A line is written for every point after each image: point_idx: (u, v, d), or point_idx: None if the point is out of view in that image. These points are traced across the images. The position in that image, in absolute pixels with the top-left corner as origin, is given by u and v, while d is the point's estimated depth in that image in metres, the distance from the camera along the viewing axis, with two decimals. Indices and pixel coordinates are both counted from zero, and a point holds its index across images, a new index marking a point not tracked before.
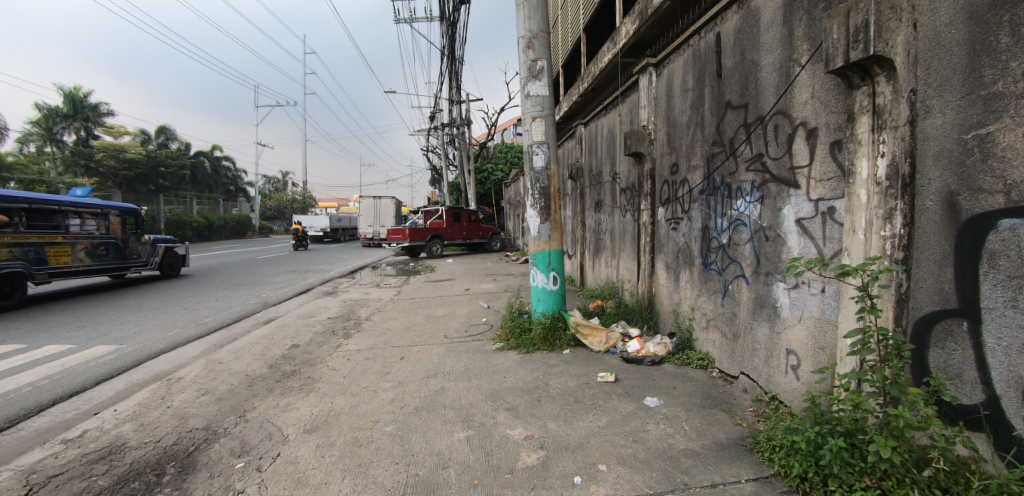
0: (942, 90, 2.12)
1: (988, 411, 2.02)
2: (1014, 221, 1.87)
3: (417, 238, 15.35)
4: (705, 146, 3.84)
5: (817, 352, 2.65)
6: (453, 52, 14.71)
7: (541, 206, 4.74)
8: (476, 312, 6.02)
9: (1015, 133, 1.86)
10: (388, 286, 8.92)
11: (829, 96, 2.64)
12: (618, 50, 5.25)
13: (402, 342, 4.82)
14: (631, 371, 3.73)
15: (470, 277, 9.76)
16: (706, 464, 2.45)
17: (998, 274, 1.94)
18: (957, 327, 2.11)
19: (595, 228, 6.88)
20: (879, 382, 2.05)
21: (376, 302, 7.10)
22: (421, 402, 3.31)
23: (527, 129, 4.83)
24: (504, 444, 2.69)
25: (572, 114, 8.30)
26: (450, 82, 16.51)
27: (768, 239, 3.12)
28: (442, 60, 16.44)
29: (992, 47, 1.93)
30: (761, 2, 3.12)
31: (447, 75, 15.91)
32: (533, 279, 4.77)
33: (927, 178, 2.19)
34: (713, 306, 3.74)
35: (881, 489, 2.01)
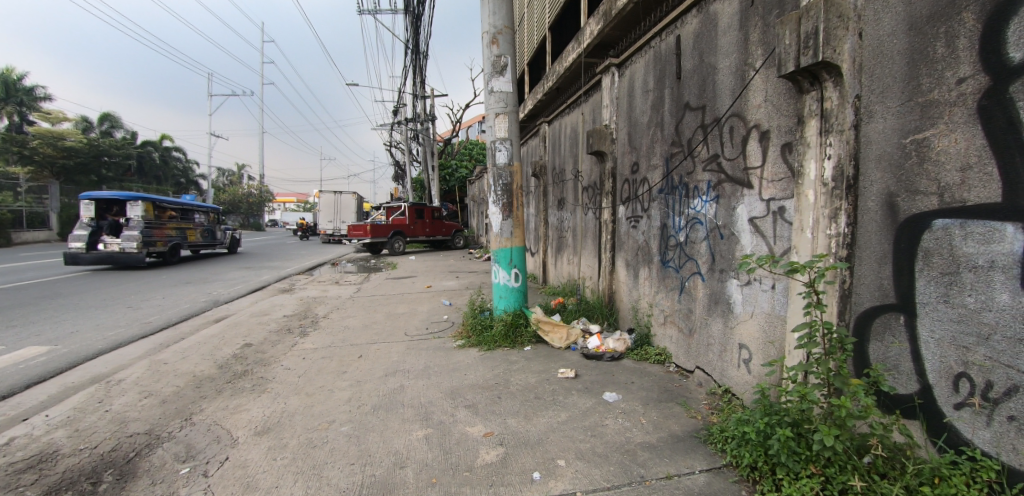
0: (884, 96, 2.24)
1: (922, 400, 2.14)
2: (947, 221, 1.99)
3: (379, 235, 15.06)
4: (664, 146, 3.92)
5: (767, 346, 2.74)
6: (418, 47, 14.54)
7: (503, 203, 4.72)
8: (438, 310, 5.94)
9: (948, 138, 1.98)
10: (347, 283, 8.69)
11: (780, 100, 2.74)
12: (583, 49, 5.28)
13: (360, 340, 4.70)
14: (591, 367, 3.76)
15: (431, 274, 9.64)
16: (662, 456, 2.49)
17: (931, 271, 2.06)
18: (894, 321, 2.23)
19: (558, 226, 6.92)
20: (824, 374, 2.13)
21: (334, 299, 6.90)
22: (378, 400, 3.23)
23: (490, 125, 4.80)
24: (463, 442, 2.65)
25: (535, 113, 8.33)
26: (414, 77, 16.35)
27: (723, 237, 3.21)
28: (405, 54, 16.27)
29: (929, 57, 2.04)
30: (719, 7, 3.22)
31: (412, 69, 15.76)
32: (495, 276, 4.75)
33: (869, 180, 2.31)
34: (671, 302, 3.82)
35: (824, 476, 2.09)
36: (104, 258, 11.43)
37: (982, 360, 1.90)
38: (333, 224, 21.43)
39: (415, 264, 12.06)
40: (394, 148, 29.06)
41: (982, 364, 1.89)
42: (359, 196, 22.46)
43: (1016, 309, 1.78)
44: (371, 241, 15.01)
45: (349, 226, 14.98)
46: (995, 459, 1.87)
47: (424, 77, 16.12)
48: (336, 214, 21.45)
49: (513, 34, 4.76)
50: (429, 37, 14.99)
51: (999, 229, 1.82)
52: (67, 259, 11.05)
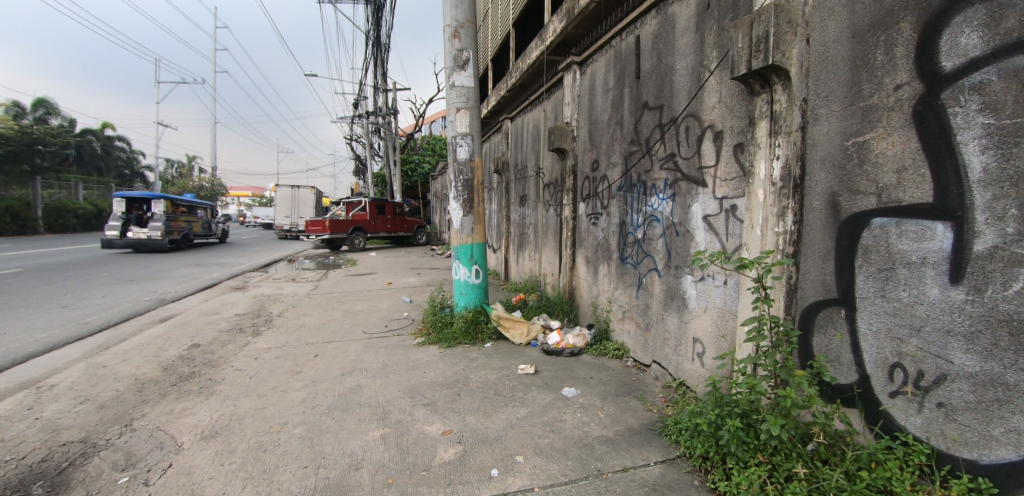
0: (829, 100, 2.34)
1: (860, 389, 2.25)
2: (884, 219, 2.11)
3: (338, 231, 14.67)
4: (624, 144, 3.99)
5: (719, 340, 2.82)
6: (379, 38, 14.23)
7: (464, 199, 4.68)
8: (398, 307, 5.84)
9: (887, 141, 2.09)
10: (304, 280, 8.41)
11: (733, 101, 2.84)
12: (546, 47, 5.29)
13: (315, 339, 4.55)
14: (551, 362, 3.78)
15: (392, 270, 9.47)
16: (619, 449, 2.53)
17: (870, 267, 2.17)
18: (836, 314, 2.35)
19: (519, 223, 6.95)
20: (771, 366, 2.21)
21: (290, 297, 6.66)
22: (334, 400, 3.14)
23: (451, 120, 4.75)
24: (421, 441, 2.61)
25: (498, 109, 8.31)
26: (375, 69, 15.99)
27: (678, 234, 3.29)
28: (367, 45, 15.92)
29: (870, 64, 2.15)
30: (677, 9, 3.29)
31: (373, 60, 15.41)
32: (456, 273, 4.71)
33: (814, 180, 2.42)
34: (629, 298, 3.89)
35: (771, 464, 2.17)
36: (132, 244, 13.87)
37: (915, 351, 2.01)
38: (290, 219, 20.69)
39: (375, 260, 11.81)
40: (355, 142, 28.41)
41: (915, 354, 2.01)
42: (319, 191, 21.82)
43: (945, 303, 1.90)
44: (331, 237, 14.61)
45: (307, 222, 14.50)
46: (925, 443, 1.99)
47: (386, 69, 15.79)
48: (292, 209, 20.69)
49: (475, 29, 4.72)
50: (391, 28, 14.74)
51: (931, 227, 1.94)
52: (105, 243, 13.57)
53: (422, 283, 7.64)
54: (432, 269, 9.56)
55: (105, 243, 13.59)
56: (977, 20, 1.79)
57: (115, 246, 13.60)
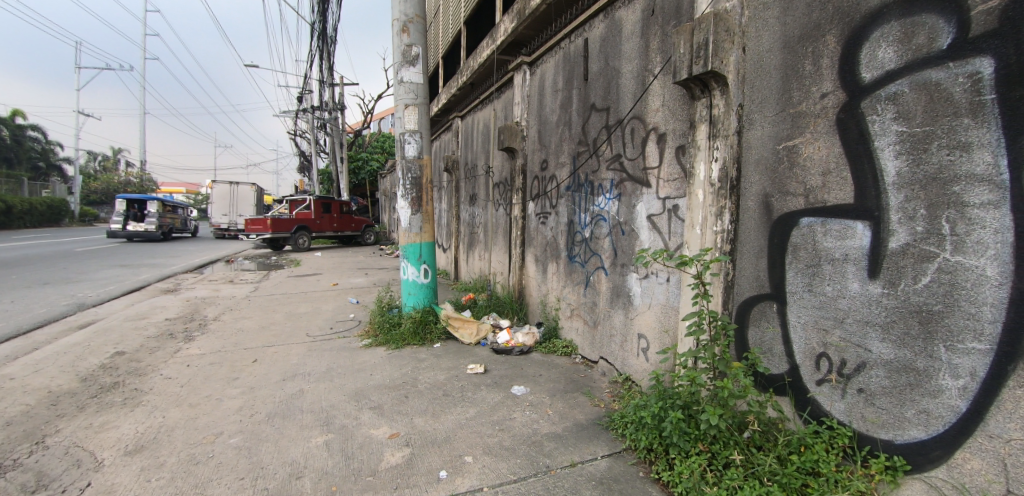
0: (762, 106, 2.48)
1: (791, 378, 2.40)
2: (810, 219, 2.26)
3: (281, 230, 14.03)
4: (572, 145, 4.05)
5: (662, 335, 2.93)
6: (325, 30, 13.77)
7: (413, 197, 4.60)
8: (343, 308, 5.66)
9: (814, 146, 2.23)
10: (242, 282, 7.97)
11: (675, 105, 2.94)
12: (497, 46, 5.28)
13: (254, 343, 4.32)
14: (500, 361, 3.79)
15: (338, 271, 9.17)
16: (567, 445, 2.57)
17: (799, 263, 2.32)
18: (769, 308, 2.49)
19: (469, 222, 6.91)
20: (710, 359, 2.30)
21: (226, 300, 6.30)
22: (273, 407, 2.99)
23: (399, 117, 4.64)
24: (367, 445, 2.53)
25: (449, 107, 8.21)
26: (321, 63, 15.46)
27: (624, 232, 3.38)
28: (312, 38, 15.41)
29: (800, 73, 2.29)
30: (624, 14, 3.39)
31: (318, 53, 14.91)
32: (404, 272, 4.62)
33: (749, 182, 2.55)
34: (577, 296, 3.96)
35: (711, 452, 2.27)
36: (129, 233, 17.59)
37: (838, 341, 2.17)
38: (228, 217, 19.58)
39: (320, 260, 11.39)
40: (300, 138, 27.35)
41: (839, 344, 2.16)
42: (261, 188, 20.83)
43: (864, 296, 2.06)
44: (273, 236, 13.96)
45: (246, 221, 13.70)
46: (848, 426, 2.14)
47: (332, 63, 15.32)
48: (231, 207, 19.54)
49: (424, 24, 4.65)
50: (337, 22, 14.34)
51: (852, 227, 2.10)
52: (107, 234, 16.79)
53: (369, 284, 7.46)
54: (379, 270, 9.32)
55: (112, 233, 17.17)
56: (892, 35, 1.94)
57: (117, 235, 17.26)
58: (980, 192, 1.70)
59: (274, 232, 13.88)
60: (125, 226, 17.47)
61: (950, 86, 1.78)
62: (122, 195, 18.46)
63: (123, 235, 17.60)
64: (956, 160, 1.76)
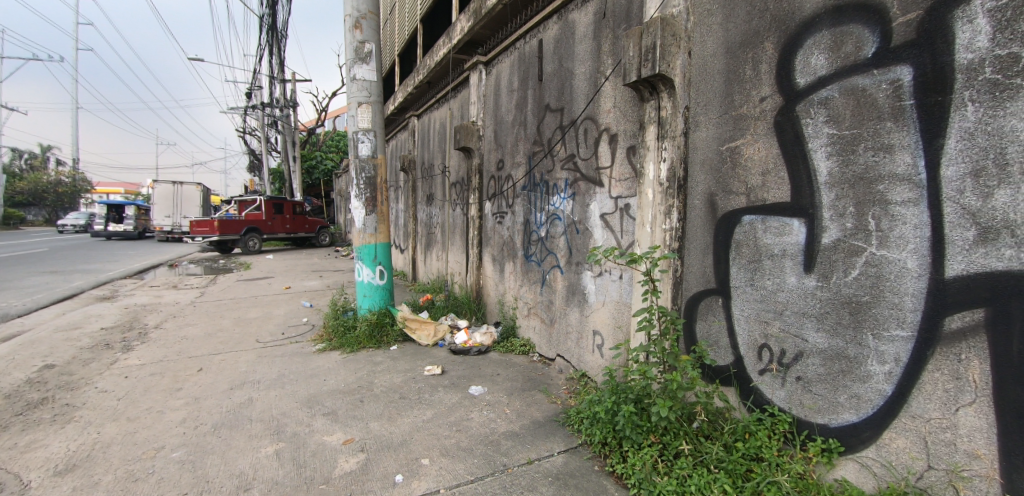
0: (707, 109, 2.58)
1: (736, 369, 2.51)
2: (751, 216, 2.37)
3: (229, 232, 13.42)
4: (527, 144, 4.08)
5: (616, 331, 2.99)
6: (275, 24, 13.30)
7: (367, 197, 4.50)
8: (296, 312, 5.48)
9: (754, 147, 2.34)
10: (188, 287, 7.58)
11: (625, 106, 3.02)
12: (453, 45, 5.25)
13: (199, 351, 4.12)
14: (458, 362, 3.77)
15: (291, 274, 8.87)
16: (524, 443, 2.59)
17: (742, 259, 2.43)
18: (715, 303, 2.60)
19: (427, 222, 6.84)
20: (660, 353, 2.38)
21: (169, 306, 5.98)
22: (220, 418, 2.86)
23: (352, 115, 4.54)
24: (320, 453, 2.46)
25: (405, 106, 8.09)
26: (271, 57, 14.89)
27: (578, 231, 3.44)
28: (260, 31, 14.83)
29: (741, 77, 2.40)
30: (577, 16, 3.44)
31: (267, 47, 14.35)
32: (359, 274, 4.52)
33: (695, 181, 2.65)
34: (533, 295, 4.00)
35: (662, 443, 2.34)
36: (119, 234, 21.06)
37: (778, 332, 2.28)
38: (170, 218, 18.51)
39: (272, 263, 10.98)
40: (250, 136, 26.34)
41: (779, 335, 2.28)
42: (207, 189, 19.90)
43: (800, 289, 2.18)
44: (220, 239, 13.34)
45: (190, 221, 13.02)
46: (788, 412, 2.26)
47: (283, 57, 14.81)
48: (174, 208, 18.48)
49: (378, 21, 4.57)
50: (288, 16, 13.87)
51: (789, 224, 2.21)
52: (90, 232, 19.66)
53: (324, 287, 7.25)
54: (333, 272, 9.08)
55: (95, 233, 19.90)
56: (823, 44, 2.06)
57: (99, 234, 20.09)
58: (901, 191, 1.83)
59: (222, 233, 13.25)
60: (106, 227, 20.39)
61: (874, 92, 1.90)
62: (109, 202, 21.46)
63: (106, 234, 20.77)
64: (880, 161, 1.89)
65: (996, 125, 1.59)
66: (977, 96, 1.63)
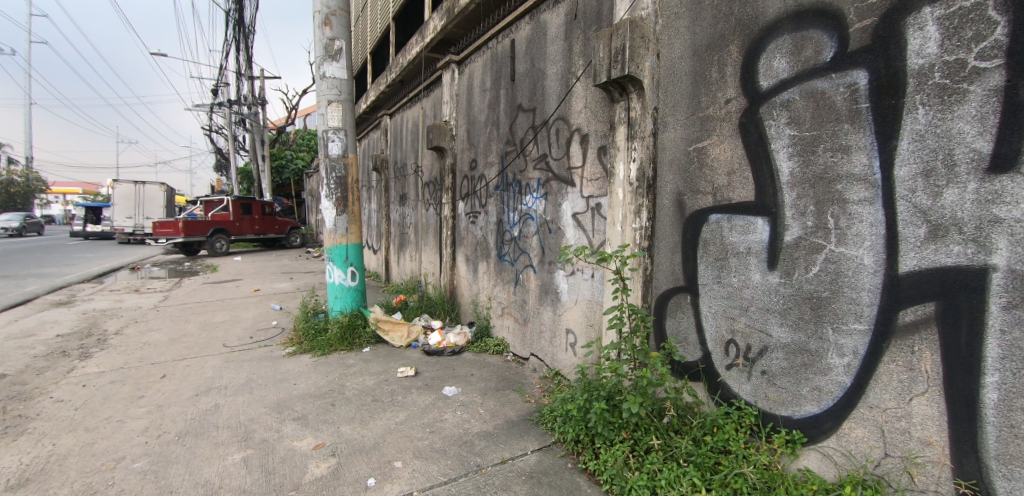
0: (675, 110, 2.62)
1: (704, 365, 2.57)
2: (718, 215, 2.43)
3: (195, 234, 13.01)
4: (500, 144, 4.09)
5: (588, 329, 3.03)
6: (242, 19, 12.96)
7: (337, 197, 4.43)
8: (265, 316, 5.36)
9: (720, 147, 2.40)
10: (151, 291, 7.33)
11: (596, 107, 3.05)
12: (426, 43, 5.20)
13: (162, 358, 3.98)
14: (431, 363, 3.75)
15: (260, 276, 8.66)
16: (498, 443, 2.59)
17: (709, 257, 2.49)
18: (684, 300, 2.65)
19: (400, 223, 6.77)
20: (630, 350, 2.42)
21: (130, 311, 5.76)
22: (185, 426, 2.77)
23: (322, 113, 4.45)
24: (289, 459, 2.42)
25: (377, 105, 7.98)
26: (238, 54, 14.51)
27: (551, 231, 3.46)
28: (226, 26, 14.39)
29: (708, 79, 2.45)
30: (548, 17, 3.46)
31: (234, 42, 13.93)
32: (330, 276, 4.46)
33: (664, 181, 2.70)
34: (507, 294, 4.01)
35: (633, 438, 2.38)
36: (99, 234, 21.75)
37: (744, 327, 2.35)
38: (131, 219, 17.79)
39: (241, 265, 10.70)
40: (217, 134, 25.64)
41: (744, 331, 2.35)
42: (171, 189, 19.25)
43: (764, 285, 2.25)
44: (185, 240, 12.92)
45: (155, 222, 12.42)
46: (754, 406, 2.32)
47: (251, 53, 14.41)
48: (136, 208, 17.76)
49: (348, 18, 4.50)
50: (256, 11, 13.52)
51: (753, 222, 2.28)
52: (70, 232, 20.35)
53: (294, 289, 7.11)
54: (304, 273, 8.90)
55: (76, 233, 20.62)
56: (784, 48, 2.13)
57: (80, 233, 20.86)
58: (858, 190, 1.90)
59: (188, 235, 12.83)
60: (86, 227, 21.18)
61: (832, 95, 1.97)
62: (87, 204, 22.00)
63: (86, 234, 21.49)
64: (838, 161, 1.96)
65: (945, 128, 1.67)
66: (927, 100, 1.71)
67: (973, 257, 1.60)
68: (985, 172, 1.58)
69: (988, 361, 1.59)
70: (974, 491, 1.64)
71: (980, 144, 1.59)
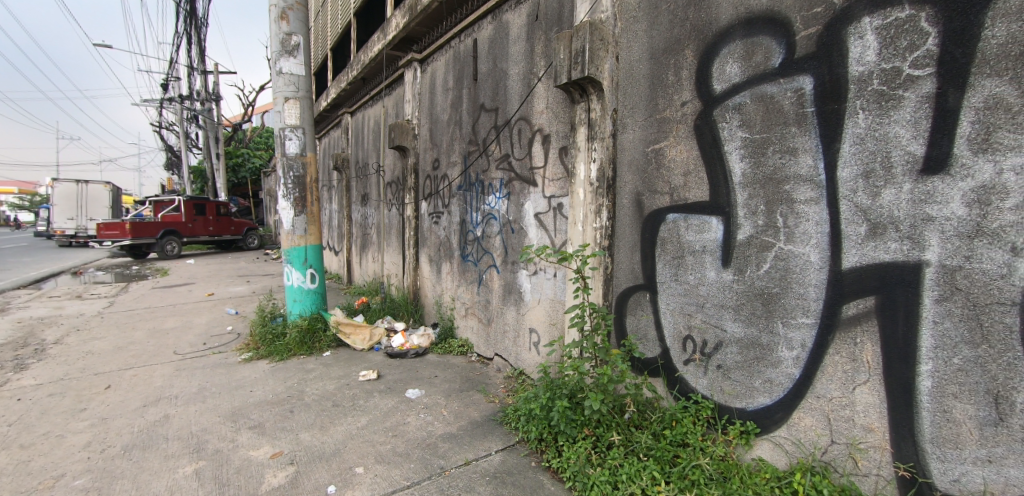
0: (634, 111, 2.68)
1: (663, 360, 2.64)
2: (674, 215, 2.50)
3: (144, 236, 12.37)
4: (463, 144, 4.07)
5: (551, 328, 3.06)
6: (193, 10, 12.39)
7: (296, 197, 4.31)
8: (219, 321, 5.16)
9: (677, 149, 2.46)
10: (95, 297, 6.93)
11: (557, 107, 3.08)
12: (387, 41, 5.11)
13: (107, 367, 3.77)
14: (394, 365, 3.71)
15: (214, 280, 8.33)
16: (461, 444, 2.59)
17: (667, 256, 2.55)
18: (643, 298, 2.71)
19: (362, 223, 6.64)
20: (591, 348, 2.46)
21: (71, 319, 5.42)
22: (131, 439, 2.64)
23: (278, 110, 4.32)
24: (244, 469, 2.34)
25: (338, 103, 7.80)
26: (190, 47, 13.88)
27: (513, 231, 3.48)
28: (175, 18, 13.72)
29: (665, 82, 2.51)
30: (510, 17, 3.47)
31: (183, 35, 13.29)
32: (287, 278, 4.34)
33: (623, 182, 2.75)
34: (470, 295, 4.00)
35: (595, 435, 2.42)
36: None
37: (700, 323, 2.42)
38: (74, 221, 16.71)
39: (195, 268, 10.24)
40: (167, 131, 24.47)
41: (701, 326, 2.42)
42: (117, 189, 18.26)
43: (719, 282, 2.32)
44: (134, 242, 12.28)
45: (98, 224, 11.91)
46: (710, 399, 2.40)
47: (203, 47, 13.80)
48: (78, 208, 16.73)
49: (306, 13, 4.38)
50: (208, 3, 12.96)
51: (708, 221, 2.35)
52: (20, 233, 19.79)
53: (250, 293, 6.86)
54: (262, 276, 8.61)
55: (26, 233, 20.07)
56: (736, 53, 2.20)
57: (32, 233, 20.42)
58: (805, 190, 1.99)
59: (135, 237, 12.22)
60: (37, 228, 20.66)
61: (781, 99, 2.05)
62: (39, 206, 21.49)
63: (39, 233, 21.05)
64: (786, 162, 2.05)
65: (882, 131, 1.76)
66: (867, 105, 1.80)
67: (909, 253, 1.70)
68: (918, 174, 1.68)
69: (922, 350, 1.70)
70: (911, 473, 1.75)
71: (914, 147, 1.69)
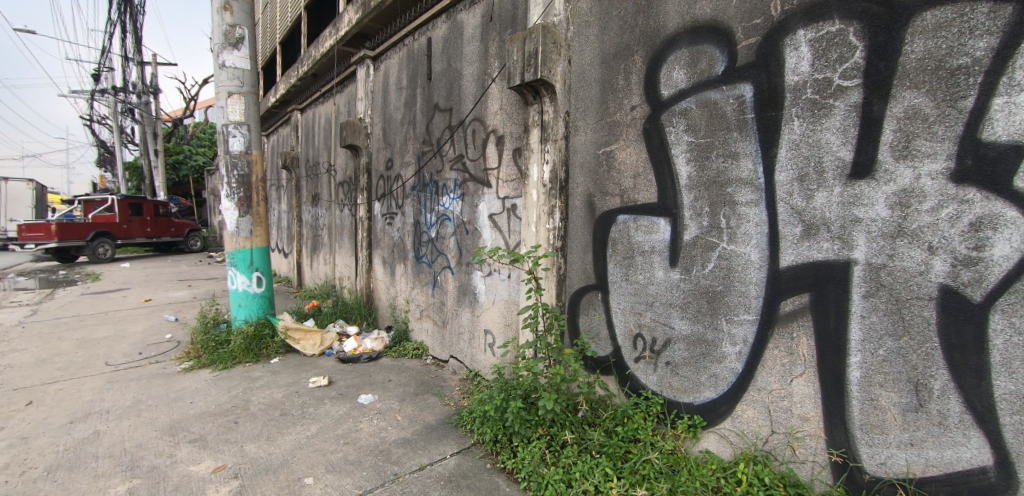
0: (585, 114, 2.73)
1: (614, 358, 2.70)
2: (625, 216, 2.56)
3: (73, 237, 11.48)
4: (416, 144, 4.02)
5: (505, 328, 3.08)
6: None
7: (240, 196, 4.13)
8: (156, 329, 4.87)
9: (627, 151, 2.52)
10: (13, 306, 6.35)
11: (511, 109, 3.09)
12: (339, 36, 4.98)
13: (28, 382, 3.48)
14: (345, 371, 3.63)
15: (150, 285, 7.82)
16: (416, 449, 2.56)
17: (618, 256, 2.62)
18: (595, 298, 2.77)
19: (314, 224, 6.44)
20: (544, 349, 2.49)
21: None
22: (55, 459, 2.45)
23: (221, 106, 4.13)
24: (183, 485, 2.22)
25: (287, 99, 7.53)
26: (125, 35, 13.01)
27: (468, 232, 3.47)
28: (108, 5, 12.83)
29: (615, 86, 2.57)
30: (464, 17, 3.45)
31: (118, 23, 12.44)
32: (231, 282, 4.15)
33: (575, 183, 2.79)
34: (425, 297, 3.96)
35: (549, 434, 2.46)
36: None
37: (649, 321, 2.49)
38: None
39: (128, 273, 9.58)
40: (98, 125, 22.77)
41: (650, 324, 2.49)
42: (41, 187, 16.82)
43: (667, 282, 2.40)
44: (60, 245, 11.36)
45: (20, 225, 10.97)
46: (660, 395, 2.48)
47: (140, 36, 12.96)
48: None
49: (251, 5, 4.20)
50: None
51: (656, 223, 2.43)
52: None
53: (191, 298, 6.52)
54: (204, 280, 8.19)
55: None
56: (682, 60, 2.28)
57: None
58: (745, 193, 2.09)
59: (63, 238, 11.32)
60: None
61: (724, 105, 2.14)
62: None
63: None
64: (729, 166, 2.14)
65: (815, 138, 1.87)
66: (801, 113, 1.90)
67: (839, 252, 1.82)
68: (848, 178, 1.79)
69: (851, 343, 1.81)
70: (843, 458, 1.87)
71: (844, 153, 1.80)
